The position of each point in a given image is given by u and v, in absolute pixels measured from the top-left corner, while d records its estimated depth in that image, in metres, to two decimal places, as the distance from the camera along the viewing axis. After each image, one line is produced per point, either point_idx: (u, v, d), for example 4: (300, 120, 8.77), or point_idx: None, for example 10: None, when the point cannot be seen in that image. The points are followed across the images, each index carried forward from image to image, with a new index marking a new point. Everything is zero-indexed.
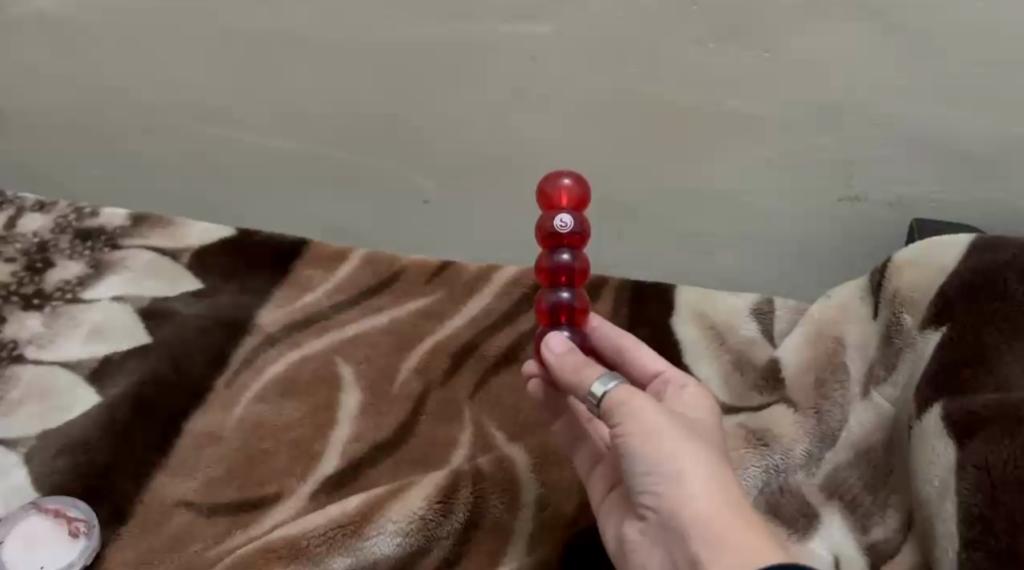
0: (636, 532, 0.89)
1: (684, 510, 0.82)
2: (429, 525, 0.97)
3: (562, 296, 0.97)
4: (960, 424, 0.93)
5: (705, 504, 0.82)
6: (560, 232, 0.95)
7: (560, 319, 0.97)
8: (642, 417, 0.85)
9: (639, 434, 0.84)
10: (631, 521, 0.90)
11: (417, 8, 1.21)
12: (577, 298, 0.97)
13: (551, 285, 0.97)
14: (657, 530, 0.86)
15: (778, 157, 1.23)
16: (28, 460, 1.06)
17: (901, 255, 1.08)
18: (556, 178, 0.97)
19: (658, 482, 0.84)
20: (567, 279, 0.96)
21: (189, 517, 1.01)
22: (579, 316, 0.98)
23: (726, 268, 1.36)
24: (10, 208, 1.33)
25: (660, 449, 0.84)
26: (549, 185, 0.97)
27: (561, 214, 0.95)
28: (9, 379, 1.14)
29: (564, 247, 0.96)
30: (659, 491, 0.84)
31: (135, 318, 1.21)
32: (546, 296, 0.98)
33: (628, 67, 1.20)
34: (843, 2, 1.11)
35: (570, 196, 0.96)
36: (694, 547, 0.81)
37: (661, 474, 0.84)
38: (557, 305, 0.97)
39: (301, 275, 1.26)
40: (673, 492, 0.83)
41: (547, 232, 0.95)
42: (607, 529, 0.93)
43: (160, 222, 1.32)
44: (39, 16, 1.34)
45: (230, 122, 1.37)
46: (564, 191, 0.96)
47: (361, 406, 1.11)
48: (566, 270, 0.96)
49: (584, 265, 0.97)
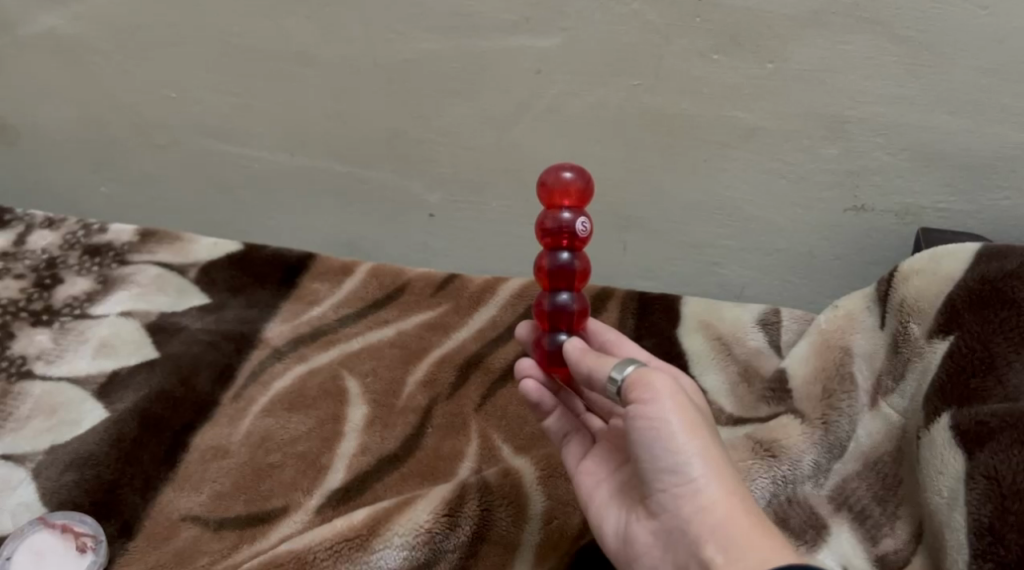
0: (647, 533, 0.91)
1: (703, 514, 0.86)
2: (434, 539, 0.96)
3: (562, 300, 0.98)
4: (969, 434, 0.93)
5: (726, 508, 0.86)
6: (562, 232, 0.95)
7: (560, 322, 0.99)
8: (669, 411, 0.88)
9: (667, 430, 0.87)
10: (638, 521, 0.92)
11: (423, 23, 1.22)
12: (575, 301, 0.98)
13: (550, 287, 0.98)
14: (670, 530, 0.89)
15: (783, 168, 1.23)
16: (36, 476, 1.06)
17: (909, 263, 1.07)
18: (557, 172, 0.95)
19: (678, 483, 0.88)
20: (566, 283, 0.97)
21: (196, 532, 1.01)
22: (576, 321, 0.99)
23: (733, 279, 1.35)
24: (20, 225, 1.34)
25: (687, 448, 0.87)
26: (550, 180, 0.95)
27: (563, 213, 0.95)
28: (18, 395, 1.14)
29: (565, 247, 0.96)
30: (679, 491, 0.88)
31: (143, 333, 1.21)
32: (546, 298, 0.99)
33: (632, 80, 1.20)
34: (846, 13, 1.12)
35: (572, 194, 0.95)
36: (711, 550, 0.85)
37: (685, 475, 0.87)
38: (556, 309, 0.98)
39: (307, 290, 1.27)
40: (695, 495, 0.87)
41: (550, 232, 0.95)
42: (605, 525, 0.94)
43: (168, 237, 1.33)
44: (49, 36, 1.36)
45: (237, 138, 1.38)
46: (566, 187, 0.94)
47: (367, 420, 1.11)
48: (567, 272, 0.96)
49: (584, 267, 0.97)
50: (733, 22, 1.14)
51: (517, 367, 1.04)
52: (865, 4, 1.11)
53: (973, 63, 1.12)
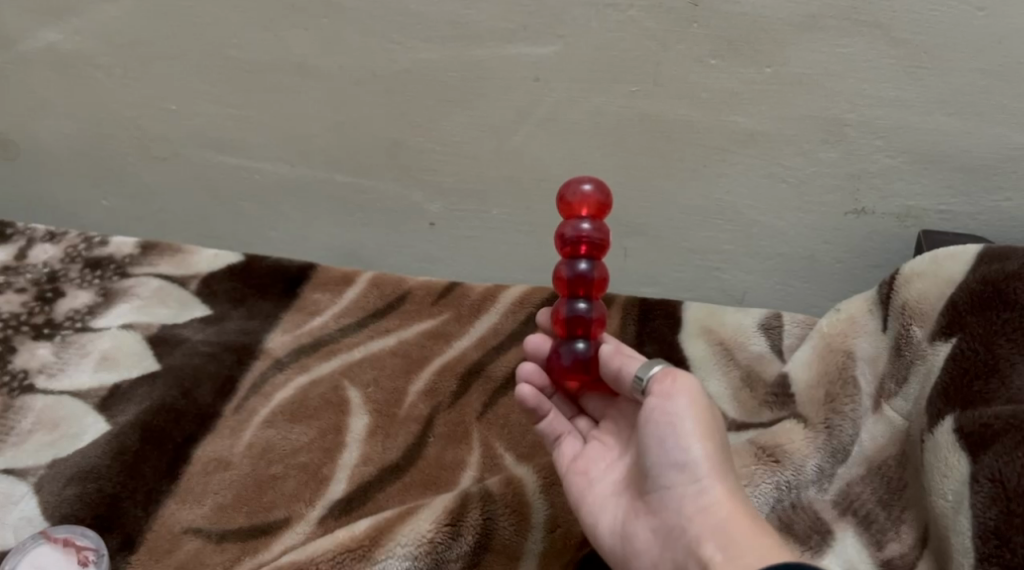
0: (647, 531, 0.92)
1: (705, 514, 0.88)
2: (437, 548, 0.95)
3: (580, 308, 0.98)
4: (972, 436, 0.92)
5: (728, 510, 0.88)
6: (581, 241, 0.96)
7: (577, 331, 0.98)
8: (685, 409, 0.90)
9: (682, 426, 0.90)
10: (637, 519, 0.93)
11: (421, 33, 1.22)
12: (594, 309, 0.98)
13: (568, 296, 0.98)
14: (670, 529, 0.90)
15: (784, 171, 1.23)
16: (38, 490, 1.06)
17: (911, 265, 1.06)
18: (576, 184, 0.97)
19: (685, 481, 0.90)
20: (584, 291, 0.98)
21: (199, 543, 1.01)
22: (595, 329, 0.98)
23: (736, 285, 1.34)
24: (21, 239, 1.34)
25: (697, 447, 0.89)
26: (570, 192, 0.97)
27: (582, 222, 0.96)
28: (18, 409, 1.14)
29: (583, 256, 0.97)
30: (684, 490, 0.90)
31: (145, 346, 1.21)
32: (564, 307, 0.99)
33: (630, 86, 1.20)
34: (842, 16, 1.12)
35: (591, 204, 0.96)
36: (709, 550, 0.86)
37: (692, 474, 0.89)
38: (574, 316, 0.98)
39: (309, 300, 1.27)
40: (699, 495, 0.89)
41: (569, 241, 0.96)
42: (600, 523, 0.94)
43: (169, 249, 1.33)
44: (48, 50, 1.36)
45: (236, 150, 1.38)
46: (585, 199, 0.96)
47: (370, 430, 1.11)
48: (584, 280, 0.97)
49: (602, 276, 0.98)
50: (730, 27, 1.14)
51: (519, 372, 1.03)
52: (861, 7, 1.11)
53: (971, 64, 1.12)
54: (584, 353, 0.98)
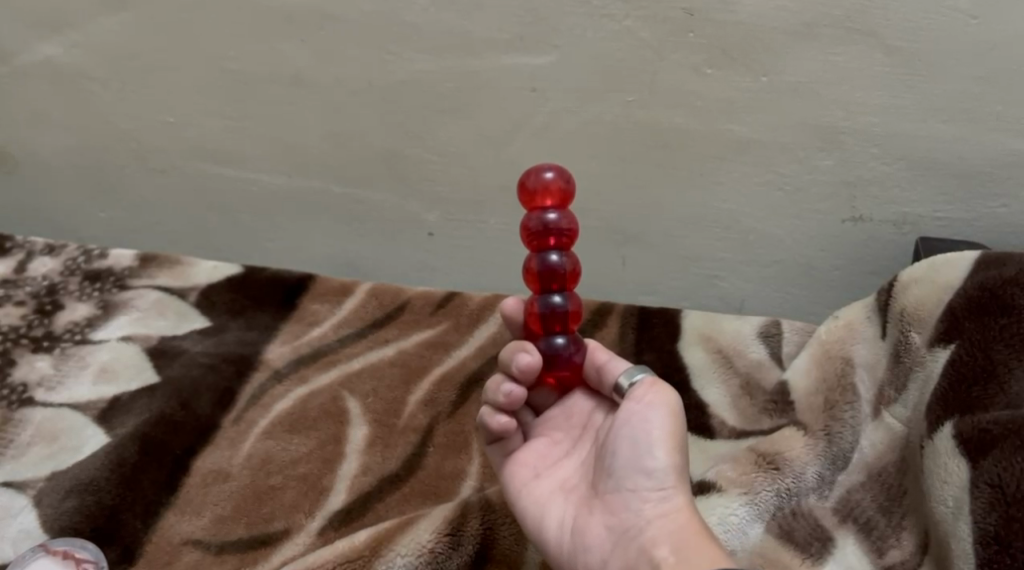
0: (596, 527, 0.91)
1: (662, 520, 0.88)
2: (438, 557, 0.95)
3: (554, 302, 0.93)
4: (971, 442, 0.92)
5: (685, 517, 0.88)
6: (548, 232, 0.92)
7: (553, 326, 0.94)
8: (659, 420, 0.91)
9: (655, 434, 0.91)
10: (588, 514, 0.92)
11: (417, 44, 1.23)
12: (569, 302, 0.94)
13: (541, 291, 0.94)
14: (626, 528, 0.89)
15: (781, 179, 1.23)
16: (37, 503, 1.05)
17: (907, 272, 1.06)
18: (537, 173, 0.93)
19: (648, 486, 0.89)
20: (557, 285, 0.93)
21: (196, 555, 1.01)
22: (571, 323, 0.94)
23: (735, 293, 1.34)
24: (20, 252, 1.34)
25: (665, 456, 0.90)
26: (531, 181, 0.93)
27: (548, 213, 0.92)
28: (18, 422, 1.14)
29: (553, 248, 0.93)
30: (646, 494, 0.89)
31: (144, 358, 1.21)
32: (536, 302, 0.94)
33: (627, 96, 1.21)
34: (835, 25, 1.12)
35: (554, 193, 0.92)
36: (663, 551, 0.86)
37: (657, 480, 0.89)
38: (549, 311, 0.94)
39: (306, 312, 1.27)
40: (660, 500, 0.89)
41: (534, 233, 0.93)
42: (550, 515, 0.93)
43: (169, 261, 1.33)
44: (46, 64, 1.36)
45: (233, 162, 1.38)
46: (548, 187, 0.92)
47: (368, 440, 1.11)
48: (556, 273, 0.93)
49: (574, 268, 0.94)
50: (723, 36, 1.15)
51: (502, 392, 0.95)
52: (855, 16, 1.11)
53: (966, 71, 1.12)
54: (563, 348, 0.95)
